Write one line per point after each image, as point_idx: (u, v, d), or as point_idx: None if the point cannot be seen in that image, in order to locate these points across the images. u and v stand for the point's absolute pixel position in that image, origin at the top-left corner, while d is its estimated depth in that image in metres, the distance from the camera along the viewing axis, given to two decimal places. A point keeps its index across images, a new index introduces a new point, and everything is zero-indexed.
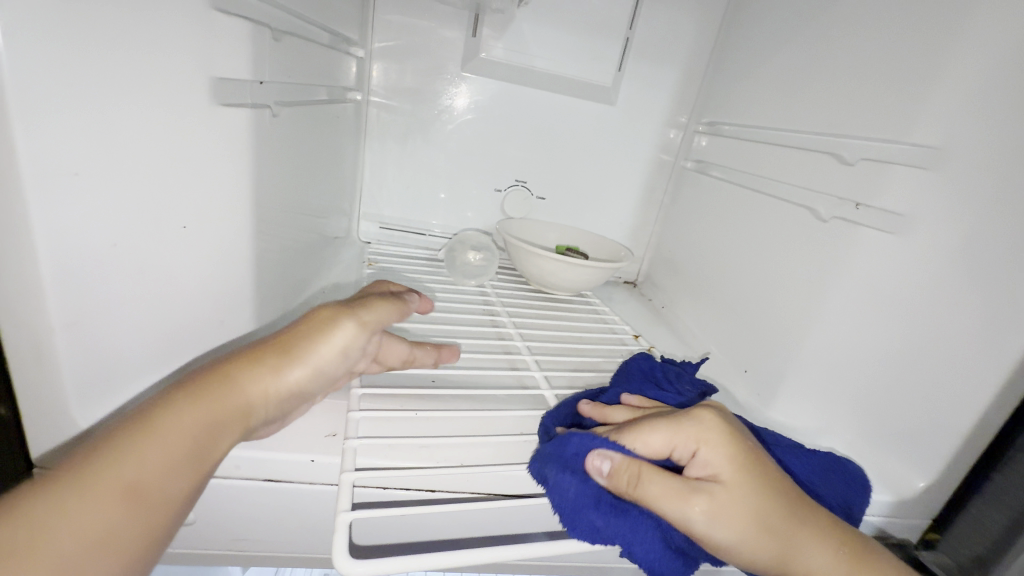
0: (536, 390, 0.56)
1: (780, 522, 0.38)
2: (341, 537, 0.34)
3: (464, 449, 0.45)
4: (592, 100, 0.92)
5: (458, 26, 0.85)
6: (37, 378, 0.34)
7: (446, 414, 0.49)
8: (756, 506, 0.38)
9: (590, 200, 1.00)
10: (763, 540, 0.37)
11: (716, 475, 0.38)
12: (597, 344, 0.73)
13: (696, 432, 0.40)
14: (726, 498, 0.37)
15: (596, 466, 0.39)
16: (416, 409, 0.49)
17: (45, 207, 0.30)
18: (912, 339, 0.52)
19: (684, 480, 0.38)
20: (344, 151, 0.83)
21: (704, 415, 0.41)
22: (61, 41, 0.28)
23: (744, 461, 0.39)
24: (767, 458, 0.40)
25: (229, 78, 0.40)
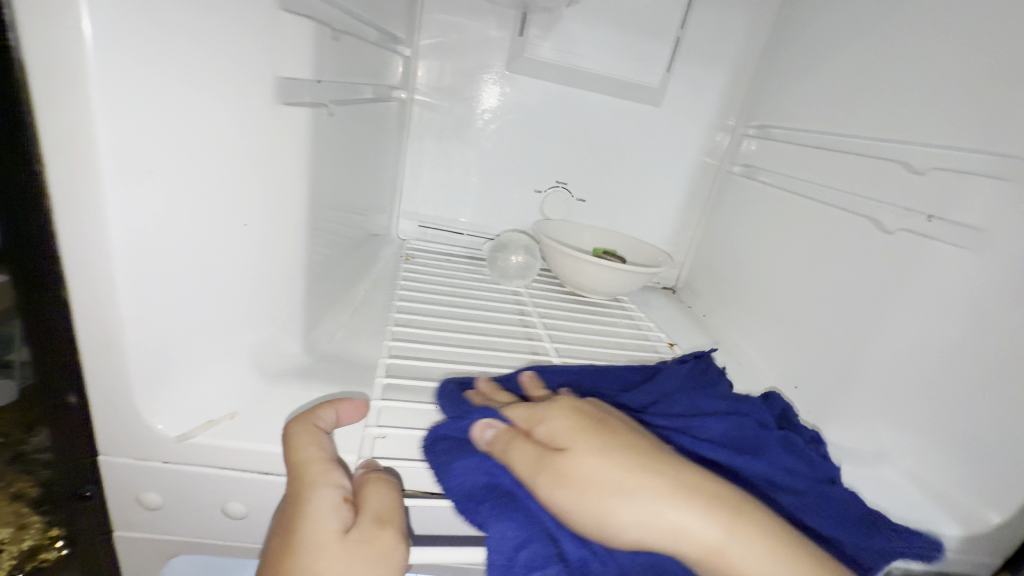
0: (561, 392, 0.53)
1: (611, 477, 0.35)
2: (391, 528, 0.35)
3: None
4: (638, 101, 0.90)
5: (504, 25, 0.85)
6: (106, 369, 0.34)
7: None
8: (610, 485, 0.35)
9: (630, 203, 0.98)
10: (586, 514, 0.34)
11: (559, 446, 0.37)
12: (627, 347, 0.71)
13: (539, 415, 0.40)
14: (569, 467, 0.36)
15: (480, 432, 0.39)
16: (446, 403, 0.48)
17: (125, 201, 0.31)
18: None
19: (537, 449, 0.37)
20: (388, 150, 0.83)
21: (557, 401, 0.41)
22: (144, 39, 0.29)
23: (590, 430, 0.38)
24: (639, 439, 0.38)
25: (292, 78, 0.41)
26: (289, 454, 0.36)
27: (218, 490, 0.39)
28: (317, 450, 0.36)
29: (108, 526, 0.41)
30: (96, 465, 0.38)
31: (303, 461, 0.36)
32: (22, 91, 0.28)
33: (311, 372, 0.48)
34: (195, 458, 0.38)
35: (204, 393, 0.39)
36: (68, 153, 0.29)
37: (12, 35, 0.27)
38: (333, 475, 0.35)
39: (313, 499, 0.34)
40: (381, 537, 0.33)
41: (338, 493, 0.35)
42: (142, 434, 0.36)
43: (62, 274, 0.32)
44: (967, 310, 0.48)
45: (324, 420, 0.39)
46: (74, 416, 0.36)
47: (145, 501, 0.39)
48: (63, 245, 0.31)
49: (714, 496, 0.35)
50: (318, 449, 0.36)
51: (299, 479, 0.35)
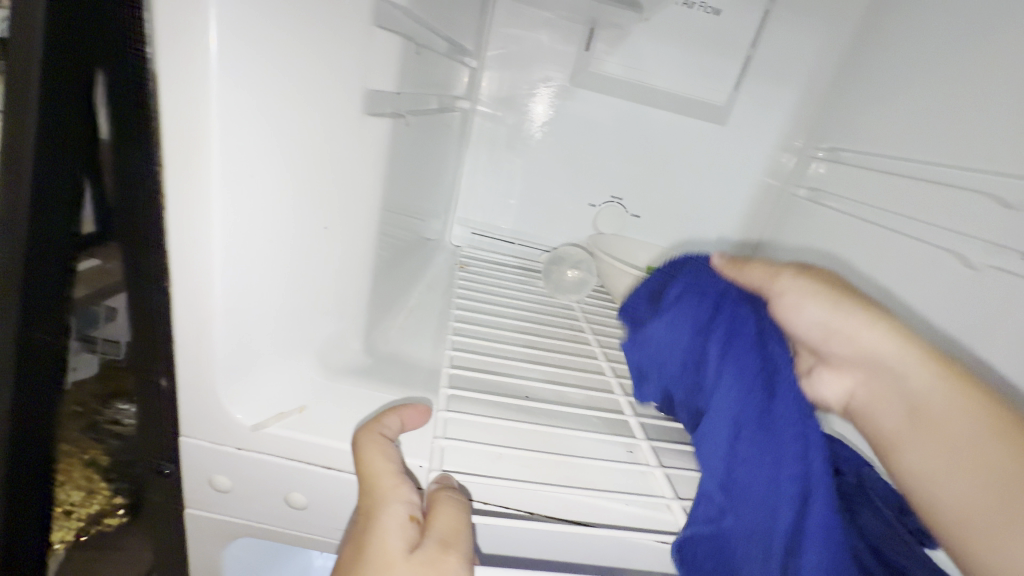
0: (623, 415, 0.52)
1: (938, 399, 0.36)
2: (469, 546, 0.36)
3: (561, 470, 0.44)
4: (701, 118, 0.89)
5: (571, 40, 0.85)
6: (195, 357, 0.37)
7: (545, 433, 0.47)
8: (894, 412, 0.39)
9: (686, 222, 0.96)
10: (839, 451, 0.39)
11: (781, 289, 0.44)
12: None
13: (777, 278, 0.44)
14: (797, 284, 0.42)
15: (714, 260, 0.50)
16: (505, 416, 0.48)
17: (228, 202, 0.33)
18: None
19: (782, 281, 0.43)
20: (449, 158, 0.86)
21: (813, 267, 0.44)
22: (259, 54, 0.31)
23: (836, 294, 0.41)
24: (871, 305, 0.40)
25: (379, 90, 0.42)
26: (360, 464, 0.38)
27: (283, 479, 0.41)
28: (385, 462, 0.37)
29: (180, 504, 0.43)
30: (177, 446, 0.40)
31: (375, 473, 0.37)
32: (150, 97, 0.30)
33: (371, 372, 0.49)
34: (267, 447, 0.40)
35: (276, 386, 0.41)
36: (184, 155, 0.31)
37: (149, 47, 0.29)
38: (401, 491, 0.36)
39: (378, 515, 0.35)
40: (444, 558, 0.32)
41: (404, 509, 0.35)
42: (221, 419, 0.39)
43: (166, 266, 0.34)
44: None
45: (391, 427, 0.41)
46: (162, 398, 0.39)
47: (216, 483, 0.42)
48: (169, 239, 0.33)
49: (986, 413, 0.34)
50: (386, 461, 0.38)
51: (370, 491, 0.36)
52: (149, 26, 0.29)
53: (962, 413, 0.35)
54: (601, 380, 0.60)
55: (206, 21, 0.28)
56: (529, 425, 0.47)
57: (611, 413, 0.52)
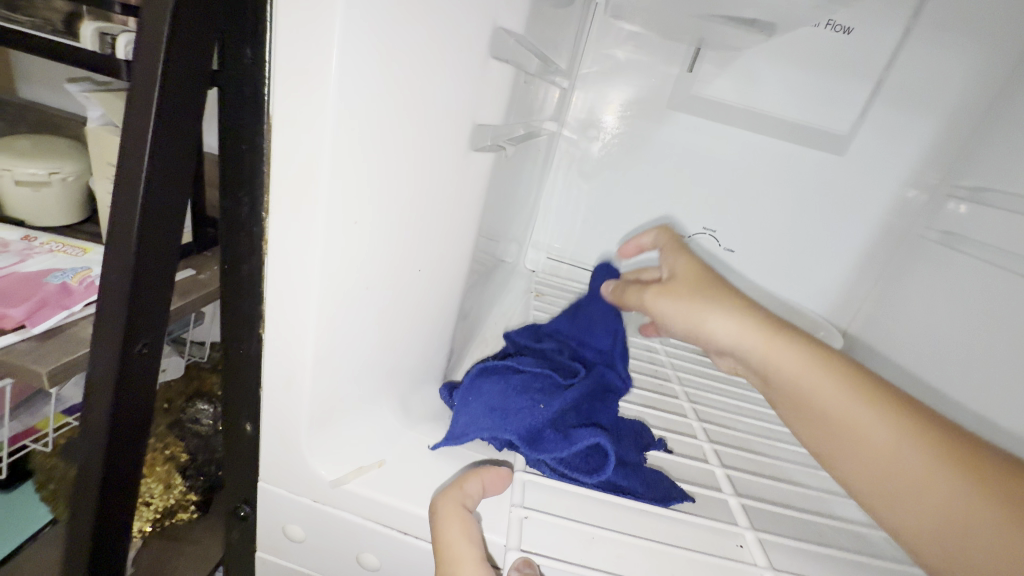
0: (724, 494, 0.45)
1: (848, 402, 0.36)
2: None
3: (661, 563, 0.37)
4: (816, 148, 0.79)
5: (674, 60, 0.79)
6: (283, 406, 0.35)
7: (638, 510, 0.41)
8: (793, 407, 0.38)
9: (787, 260, 0.86)
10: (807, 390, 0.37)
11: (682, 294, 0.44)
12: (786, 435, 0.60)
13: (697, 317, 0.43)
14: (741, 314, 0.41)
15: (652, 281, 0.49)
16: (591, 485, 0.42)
17: (329, 252, 0.30)
18: None
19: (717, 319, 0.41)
20: (533, 181, 0.82)
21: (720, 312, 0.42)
22: (380, 95, 0.27)
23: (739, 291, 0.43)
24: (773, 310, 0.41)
25: (485, 124, 0.39)
26: (442, 544, 0.34)
27: (357, 538, 0.38)
28: (469, 549, 0.34)
29: (251, 546, 0.42)
30: (255, 490, 0.39)
31: (456, 555, 0.34)
32: (261, 139, 0.28)
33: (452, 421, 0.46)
34: (347, 503, 0.37)
35: (355, 435, 0.39)
36: (290, 201, 0.29)
37: (265, 86, 0.27)
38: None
39: None
40: None
41: None
42: (301, 470, 0.36)
43: (261, 313, 0.32)
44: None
45: (471, 494, 0.37)
46: (245, 442, 0.37)
47: (289, 532, 0.40)
48: (267, 287, 0.31)
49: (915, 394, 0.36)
50: (469, 549, 0.34)
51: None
52: (267, 62, 0.26)
53: (852, 402, 0.36)
54: (693, 444, 0.52)
55: (327, 61, 0.25)
56: (619, 499, 0.41)
57: (711, 490, 0.45)
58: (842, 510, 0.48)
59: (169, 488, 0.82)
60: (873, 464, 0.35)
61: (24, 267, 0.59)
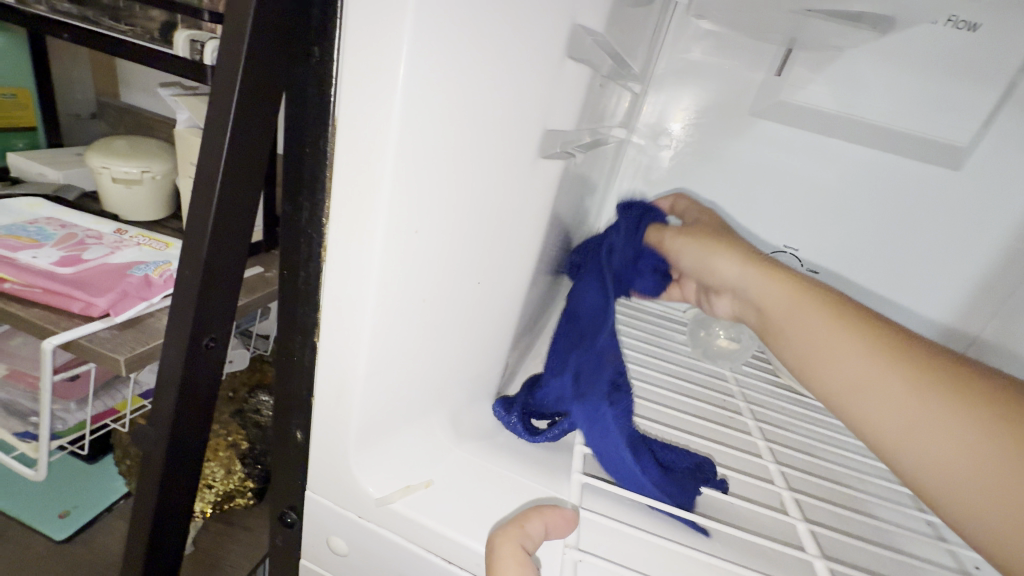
0: (806, 550, 0.39)
1: (842, 363, 0.34)
2: None
3: None
4: (926, 161, 0.70)
5: (760, 64, 0.73)
6: (334, 418, 0.33)
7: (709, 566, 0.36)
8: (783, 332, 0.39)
9: (881, 286, 0.77)
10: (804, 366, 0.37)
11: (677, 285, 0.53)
12: (885, 485, 0.51)
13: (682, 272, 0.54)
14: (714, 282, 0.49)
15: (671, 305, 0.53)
16: (655, 530, 0.38)
17: (387, 263, 0.28)
18: None
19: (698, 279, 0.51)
20: (598, 191, 0.78)
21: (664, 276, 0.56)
22: (448, 98, 0.26)
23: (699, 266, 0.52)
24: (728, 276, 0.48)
25: (557, 129, 0.36)
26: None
27: (400, 560, 0.37)
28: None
29: (296, 553, 0.41)
30: (303, 498, 0.38)
31: None
32: (325, 144, 0.27)
33: (503, 442, 0.43)
34: (393, 523, 0.36)
35: (402, 450, 0.37)
36: (351, 209, 0.27)
37: (332, 87, 0.25)
38: None
39: None
40: None
41: None
42: (348, 485, 0.35)
43: (317, 323, 0.31)
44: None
45: (533, 535, 0.33)
46: (295, 451, 0.36)
47: (333, 545, 0.38)
48: (324, 294, 0.30)
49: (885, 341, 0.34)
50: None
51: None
52: (335, 65, 0.25)
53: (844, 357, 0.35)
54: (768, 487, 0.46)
55: (397, 62, 0.23)
56: (687, 551, 0.36)
57: (791, 546, 0.39)
58: None
59: (230, 473, 0.84)
60: (863, 385, 0.33)
61: (114, 259, 0.63)
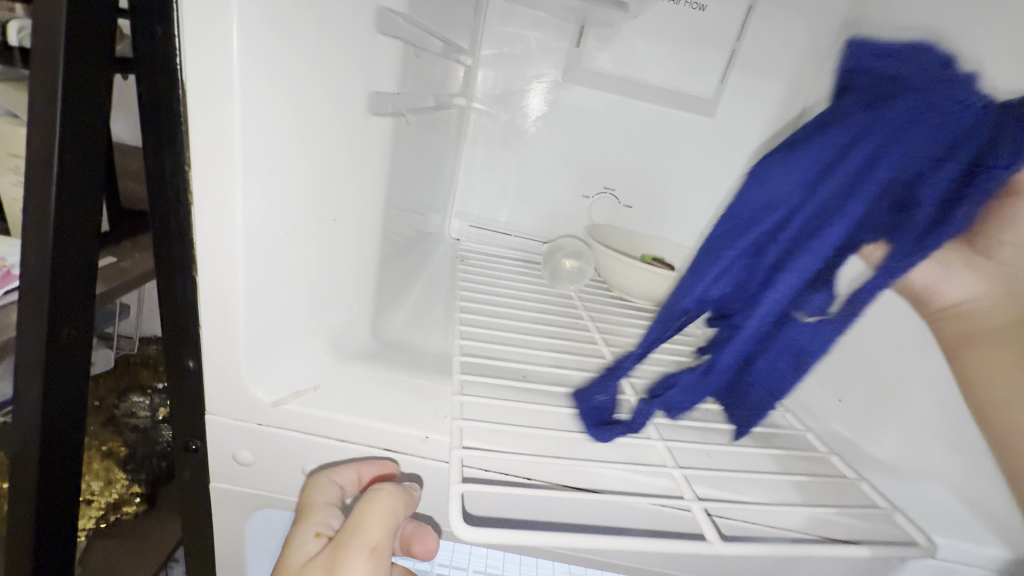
0: (622, 394, 0.55)
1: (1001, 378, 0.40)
2: (454, 508, 0.35)
3: (562, 441, 0.46)
4: (692, 111, 0.91)
5: (564, 36, 0.88)
6: (221, 341, 0.40)
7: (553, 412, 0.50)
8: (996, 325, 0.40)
9: (676, 212, 0.99)
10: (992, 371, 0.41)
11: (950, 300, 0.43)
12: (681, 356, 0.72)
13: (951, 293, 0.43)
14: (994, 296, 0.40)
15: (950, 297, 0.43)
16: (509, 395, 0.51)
17: (249, 198, 0.36)
18: None
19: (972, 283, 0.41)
20: (447, 153, 0.89)
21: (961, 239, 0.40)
22: (275, 62, 0.34)
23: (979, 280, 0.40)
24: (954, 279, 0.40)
25: (381, 91, 0.46)
26: (369, 521, 0.39)
27: (302, 449, 0.45)
28: (406, 510, 0.41)
29: (206, 478, 0.47)
30: (204, 423, 0.44)
31: (311, 502, 0.43)
32: (177, 104, 0.33)
33: (380, 356, 0.52)
34: (288, 422, 0.44)
35: (289, 367, 0.45)
36: (212, 157, 0.34)
37: (175, 57, 0.32)
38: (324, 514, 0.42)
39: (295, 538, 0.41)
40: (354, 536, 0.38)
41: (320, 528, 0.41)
42: (246, 398, 0.43)
43: (192, 259, 0.38)
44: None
45: (343, 475, 0.44)
46: (189, 382, 0.42)
47: (239, 457, 0.46)
48: (196, 232, 0.37)
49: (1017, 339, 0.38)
50: (403, 511, 0.41)
51: (372, 547, 0.38)
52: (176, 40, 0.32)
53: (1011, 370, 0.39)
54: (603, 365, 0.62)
55: (230, 34, 0.31)
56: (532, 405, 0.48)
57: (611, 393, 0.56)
58: (711, 398, 0.61)
59: (111, 483, 0.75)
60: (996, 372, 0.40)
61: None
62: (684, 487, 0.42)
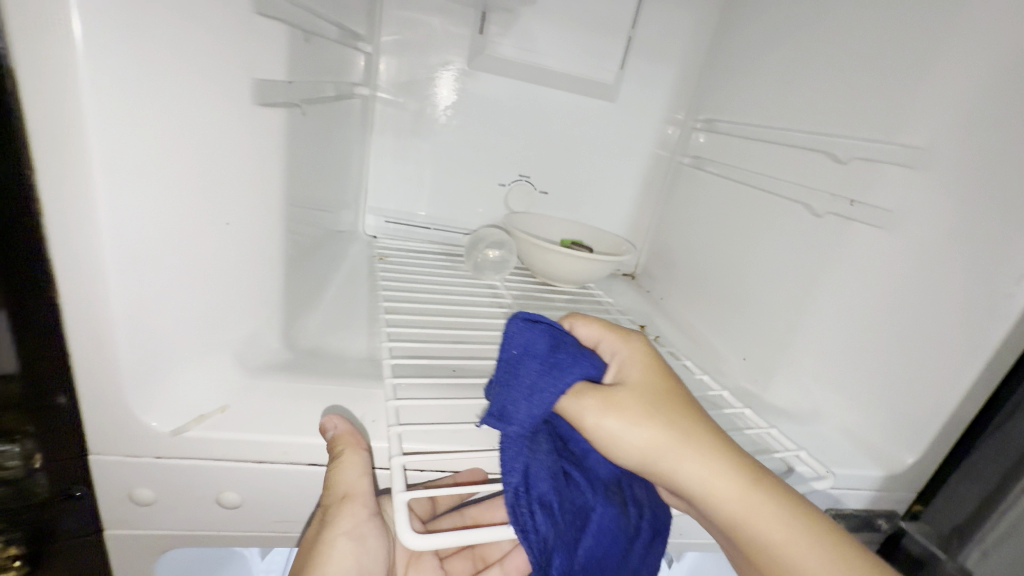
0: None
1: (700, 473, 0.39)
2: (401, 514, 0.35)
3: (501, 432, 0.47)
4: (594, 97, 0.95)
5: (465, 22, 0.87)
6: (97, 368, 0.36)
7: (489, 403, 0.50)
8: (644, 459, 0.40)
9: (589, 195, 1.03)
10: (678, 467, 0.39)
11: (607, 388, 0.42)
12: None
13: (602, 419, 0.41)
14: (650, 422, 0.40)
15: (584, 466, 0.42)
16: (443, 390, 0.50)
17: (117, 202, 0.32)
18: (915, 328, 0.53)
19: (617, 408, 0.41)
20: (353, 146, 0.85)
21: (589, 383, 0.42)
22: (135, 48, 0.30)
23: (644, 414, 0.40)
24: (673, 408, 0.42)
25: (269, 79, 0.42)
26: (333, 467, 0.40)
27: (209, 477, 0.41)
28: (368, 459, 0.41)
29: (98, 526, 0.42)
30: (87, 464, 0.39)
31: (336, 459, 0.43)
32: (11, 98, 0.29)
33: (295, 364, 0.49)
34: (191, 451, 0.40)
35: (187, 391, 0.40)
36: (62, 158, 0.30)
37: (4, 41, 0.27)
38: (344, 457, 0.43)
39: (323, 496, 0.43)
40: (344, 467, 0.40)
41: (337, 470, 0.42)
42: (136, 428, 0.38)
43: (51, 277, 0.33)
44: (895, 294, 0.55)
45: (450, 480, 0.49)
46: (63, 419, 0.37)
47: (136, 497, 0.41)
48: (52, 248, 0.32)
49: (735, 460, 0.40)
50: (365, 458, 0.41)
51: (348, 497, 0.40)
52: None
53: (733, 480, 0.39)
54: None
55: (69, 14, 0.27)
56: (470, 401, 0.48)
57: None
58: None
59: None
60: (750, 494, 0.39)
61: None
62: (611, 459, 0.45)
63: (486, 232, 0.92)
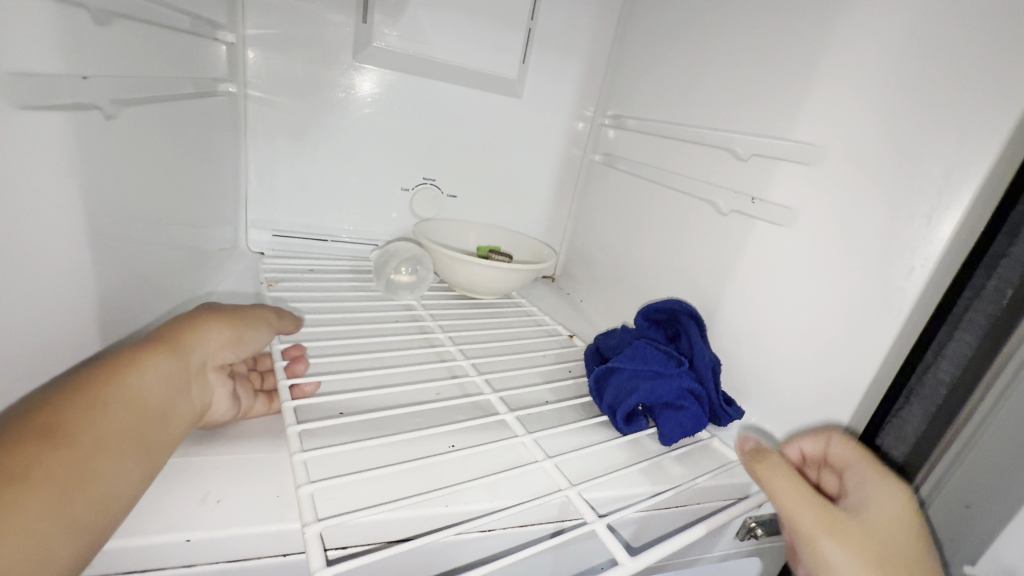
0: (499, 414, 0.53)
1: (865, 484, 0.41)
2: None
3: (447, 498, 0.41)
4: (499, 93, 0.89)
5: (347, 9, 0.78)
6: None
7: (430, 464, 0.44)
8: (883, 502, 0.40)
9: (502, 197, 0.97)
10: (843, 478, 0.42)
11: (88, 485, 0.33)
12: (543, 354, 0.71)
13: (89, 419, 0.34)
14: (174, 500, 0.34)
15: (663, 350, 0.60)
16: (350, 448, 0.44)
17: None
18: (820, 325, 0.53)
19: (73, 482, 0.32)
20: (220, 152, 0.73)
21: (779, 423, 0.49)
22: None
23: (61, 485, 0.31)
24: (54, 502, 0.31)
25: (32, 74, 0.32)
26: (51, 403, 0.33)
27: None
28: None
29: None
30: None
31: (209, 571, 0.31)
32: None
33: None
34: None
35: None
36: None
37: None
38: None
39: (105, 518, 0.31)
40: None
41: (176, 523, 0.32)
42: None
43: None
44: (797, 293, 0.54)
45: None
46: None
47: None
48: None
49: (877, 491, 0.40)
50: None
51: None
52: None
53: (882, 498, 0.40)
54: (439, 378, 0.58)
55: None
56: (430, 461, 0.44)
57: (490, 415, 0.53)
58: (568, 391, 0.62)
59: None
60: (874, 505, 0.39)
61: None
62: (584, 507, 0.42)
63: (398, 245, 0.83)
